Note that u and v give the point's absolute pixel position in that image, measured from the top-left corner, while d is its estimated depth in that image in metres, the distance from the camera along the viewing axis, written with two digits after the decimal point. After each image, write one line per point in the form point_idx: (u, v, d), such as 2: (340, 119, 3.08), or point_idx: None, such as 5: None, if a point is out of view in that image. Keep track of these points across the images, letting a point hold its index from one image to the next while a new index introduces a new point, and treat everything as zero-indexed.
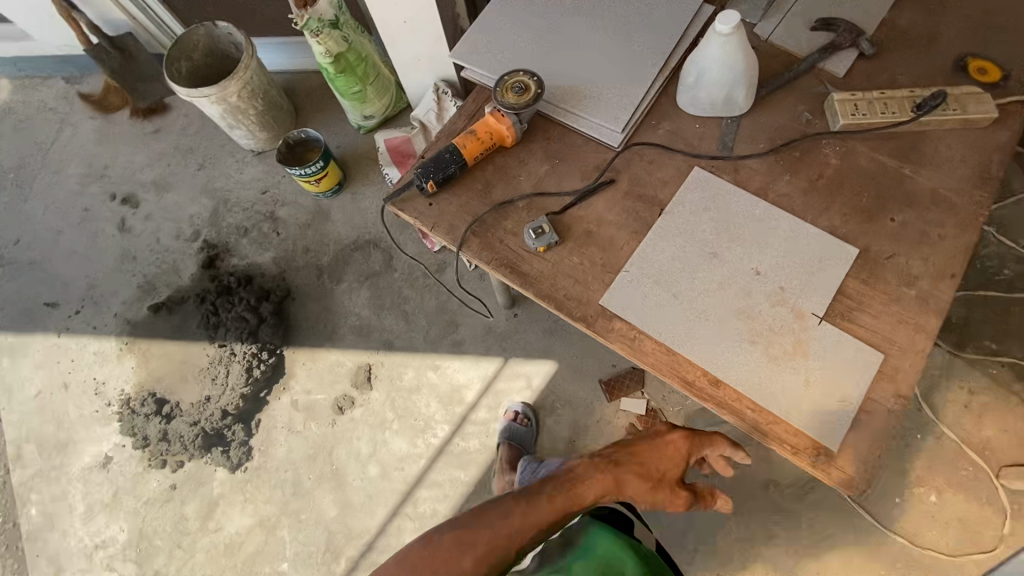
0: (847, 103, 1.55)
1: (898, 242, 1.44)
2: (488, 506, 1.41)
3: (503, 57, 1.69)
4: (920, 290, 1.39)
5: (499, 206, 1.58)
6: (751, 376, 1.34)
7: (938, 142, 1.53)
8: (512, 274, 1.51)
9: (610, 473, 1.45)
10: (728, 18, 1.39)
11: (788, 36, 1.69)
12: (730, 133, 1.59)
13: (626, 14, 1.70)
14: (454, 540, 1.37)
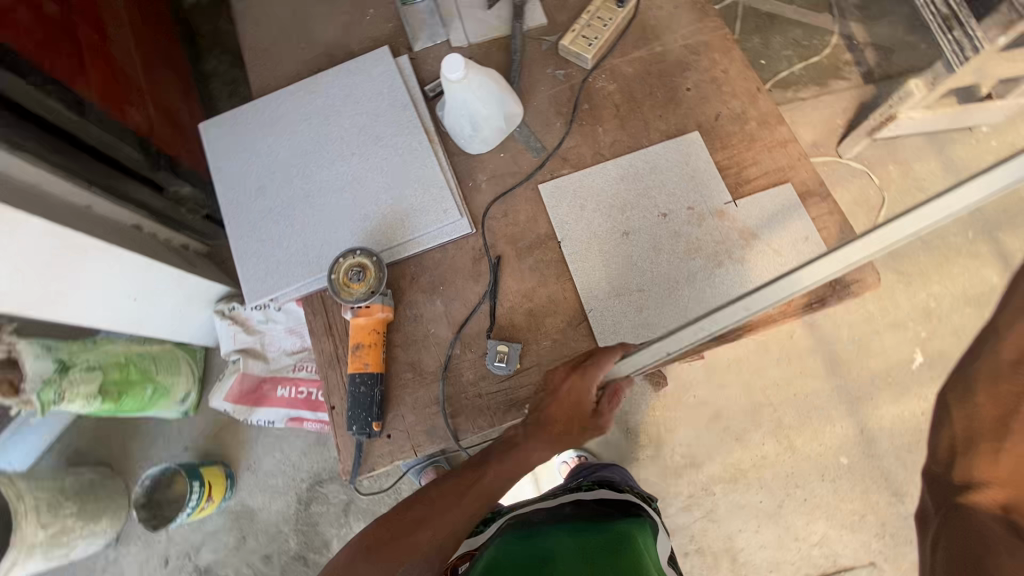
0: (576, 41, 1.61)
1: (709, 99, 1.57)
2: (471, 472, 1.31)
3: (300, 253, 1.52)
4: (755, 118, 1.54)
5: (444, 371, 1.43)
6: (744, 287, 1.42)
7: (652, 11, 1.67)
8: (519, 409, 1.39)
9: (542, 425, 1.30)
10: (452, 65, 1.33)
11: (480, 28, 1.69)
12: (531, 138, 1.58)
13: (360, 131, 1.61)
14: (432, 516, 1.27)
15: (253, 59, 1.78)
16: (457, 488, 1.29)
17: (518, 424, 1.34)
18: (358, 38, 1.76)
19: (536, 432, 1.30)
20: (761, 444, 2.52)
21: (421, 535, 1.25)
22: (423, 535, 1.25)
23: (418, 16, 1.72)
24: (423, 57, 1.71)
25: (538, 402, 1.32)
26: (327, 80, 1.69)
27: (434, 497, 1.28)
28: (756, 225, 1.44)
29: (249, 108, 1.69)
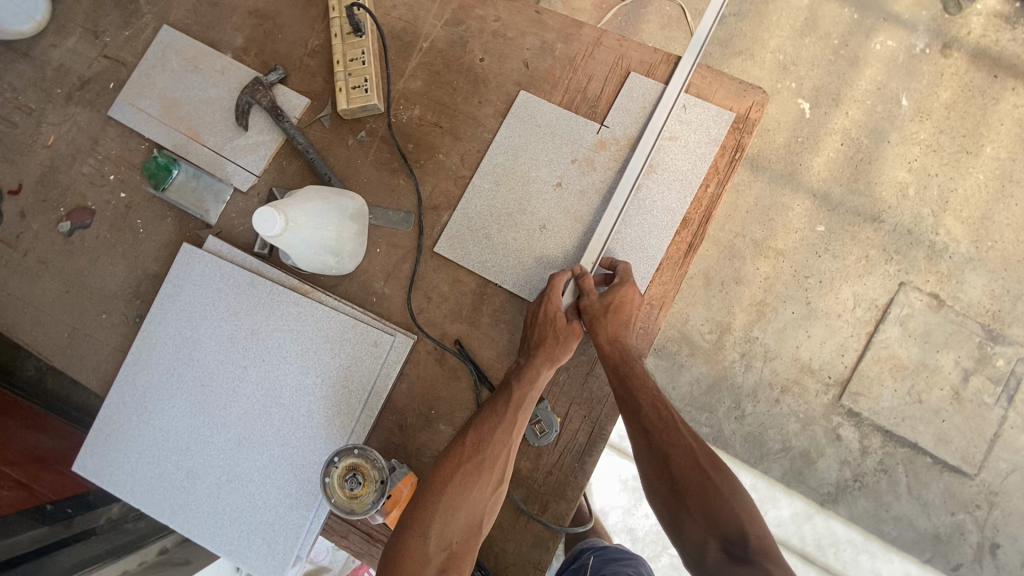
0: (353, 97, 1.45)
1: (506, 54, 1.47)
2: (505, 396, 1.25)
3: (281, 494, 1.31)
4: (553, 38, 1.46)
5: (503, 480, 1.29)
6: (670, 189, 1.37)
7: (390, 16, 1.52)
8: (593, 450, 1.28)
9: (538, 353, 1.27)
10: (267, 216, 1.12)
11: (254, 152, 1.50)
12: (389, 213, 1.43)
13: (232, 341, 1.38)
14: (490, 458, 1.22)
15: (67, 357, 1.48)
16: (500, 415, 1.23)
17: (523, 342, 1.31)
18: (150, 253, 1.50)
19: (547, 344, 1.28)
20: (758, 270, 2.52)
21: (482, 481, 1.21)
22: (491, 476, 1.21)
23: (186, 188, 1.50)
24: (227, 222, 1.48)
25: (540, 318, 1.29)
26: (160, 322, 1.43)
27: (482, 437, 1.22)
28: (635, 130, 1.39)
29: (107, 412, 1.41)
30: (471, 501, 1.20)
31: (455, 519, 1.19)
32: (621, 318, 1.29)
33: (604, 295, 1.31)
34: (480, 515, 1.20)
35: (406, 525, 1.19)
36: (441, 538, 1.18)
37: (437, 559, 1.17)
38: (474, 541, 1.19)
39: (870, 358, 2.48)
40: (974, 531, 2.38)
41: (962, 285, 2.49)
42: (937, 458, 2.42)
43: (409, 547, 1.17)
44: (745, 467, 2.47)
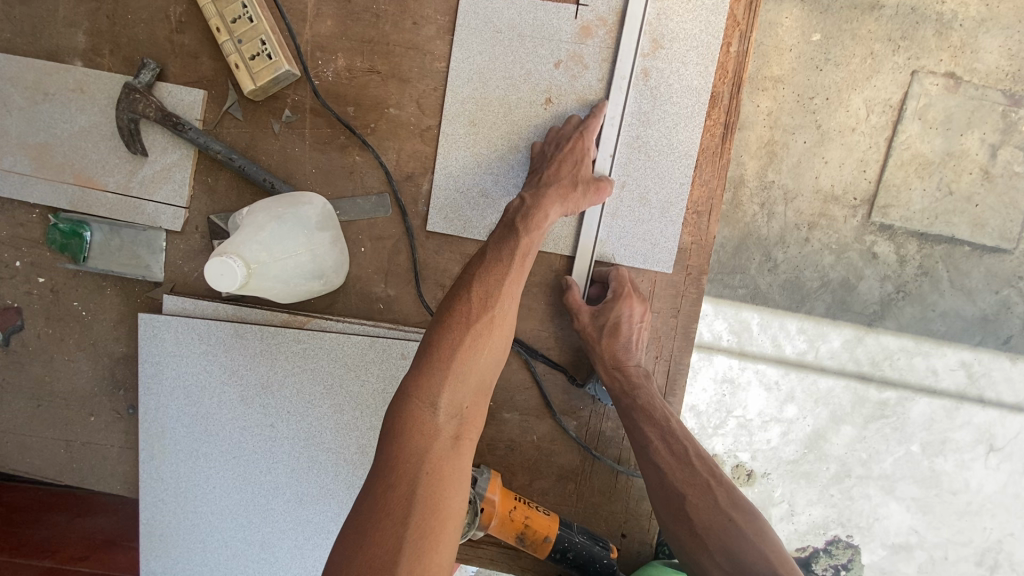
0: (258, 70, 1.23)
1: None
2: (513, 240, 1.13)
3: None
4: None
5: (592, 449, 1.39)
6: (685, 64, 1.27)
7: None
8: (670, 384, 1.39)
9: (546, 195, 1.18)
10: (221, 265, 1.03)
11: (169, 180, 1.31)
12: (355, 199, 1.32)
13: (247, 403, 1.30)
14: (501, 312, 1.07)
15: (76, 471, 1.41)
16: (508, 264, 1.11)
17: (534, 182, 1.22)
18: (108, 333, 1.36)
19: (564, 184, 1.21)
20: (758, 109, 1.89)
21: (494, 341, 1.06)
22: (502, 332, 1.08)
23: (111, 248, 1.33)
24: (177, 272, 1.33)
25: (563, 152, 1.23)
26: (156, 408, 1.31)
27: (489, 290, 1.07)
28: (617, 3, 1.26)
29: (147, 516, 1.33)
30: (481, 363, 1.04)
31: (465, 385, 1.02)
32: (614, 346, 1.29)
33: (600, 313, 1.30)
34: (489, 378, 1.07)
35: (409, 400, 0.99)
36: (453, 405, 1.00)
37: (449, 428, 1.00)
38: (482, 407, 1.05)
39: (895, 164, 1.87)
40: (1020, 302, 1.95)
41: (978, 54, 1.83)
42: (974, 245, 1.91)
43: (415, 421, 0.98)
44: (788, 314, 1.99)
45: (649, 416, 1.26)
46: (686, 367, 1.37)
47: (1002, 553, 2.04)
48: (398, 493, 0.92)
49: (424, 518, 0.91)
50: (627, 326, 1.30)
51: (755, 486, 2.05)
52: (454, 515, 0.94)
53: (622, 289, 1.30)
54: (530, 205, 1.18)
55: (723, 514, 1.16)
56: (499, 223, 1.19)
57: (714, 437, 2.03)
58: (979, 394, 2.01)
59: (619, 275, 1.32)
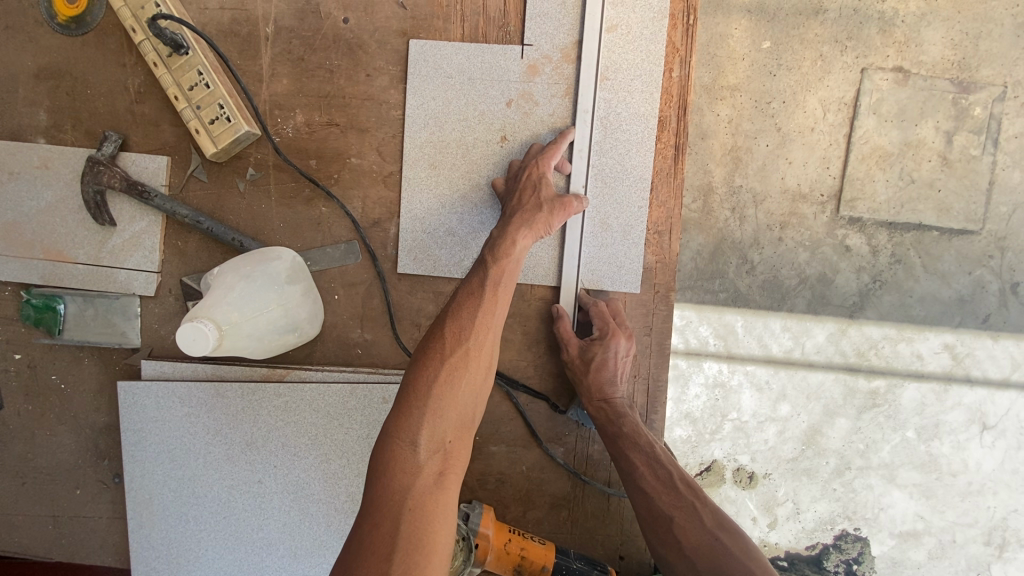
0: (218, 133, 1.26)
1: (371, 5, 1.33)
2: (481, 273, 1.15)
3: None
4: None
5: (581, 474, 1.40)
6: (632, 92, 1.32)
7: (224, 34, 1.34)
8: (650, 403, 1.42)
9: (514, 223, 1.20)
10: (193, 330, 1.05)
11: (139, 246, 1.33)
12: (324, 249, 1.34)
13: (232, 461, 1.30)
14: (476, 345, 1.08)
15: (65, 547, 1.40)
16: (479, 297, 1.12)
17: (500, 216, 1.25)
18: (88, 405, 1.37)
19: (529, 211, 1.23)
20: (718, 117, 1.93)
21: (471, 373, 1.06)
22: (480, 364, 1.08)
23: (85, 319, 1.34)
24: (153, 336, 1.35)
25: (526, 182, 1.25)
26: (141, 476, 1.31)
27: (463, 325, 1.09)
28: (561, 39, 1.31)
29: None
30: (460, 397, 1.04)
31: (444, 419, 1.02)
32: (599, 381, 1.30)
33: (585, 349, 1.32)
34: (472, 411, 1.06)
35: (389, 440, 1.00)
36: (433, 440, 1.00)
37: (432, 464, 0.99)
38: (466, 441, 1.05)
39: (856, 158, 1.92)
40: (993, 281, 1.99)
41: (922, 47, 1.89)
42: (942, 230, 1.96)
43: (396, 459, 0.98)
44: (770, 313, 2.01)
45: (633, 442, 1.28)
46: (665, 383, 1.40)
47: (1008, 530, 2.04)
48: (382, 532, 0.92)
49: (408, 555, 0.90)
50: (613, 363, 1.31)
51: (758, 488, 2.04)
52: (440, 550, 0.93)
53: (606, 326, 1.31)
54: (497, 239, 1.21)
55: (709, 532, 1.17)
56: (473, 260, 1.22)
57: (712, 441, 2.03)
58: (966, 373, 2.03)
59: (602, 311, 1.33)
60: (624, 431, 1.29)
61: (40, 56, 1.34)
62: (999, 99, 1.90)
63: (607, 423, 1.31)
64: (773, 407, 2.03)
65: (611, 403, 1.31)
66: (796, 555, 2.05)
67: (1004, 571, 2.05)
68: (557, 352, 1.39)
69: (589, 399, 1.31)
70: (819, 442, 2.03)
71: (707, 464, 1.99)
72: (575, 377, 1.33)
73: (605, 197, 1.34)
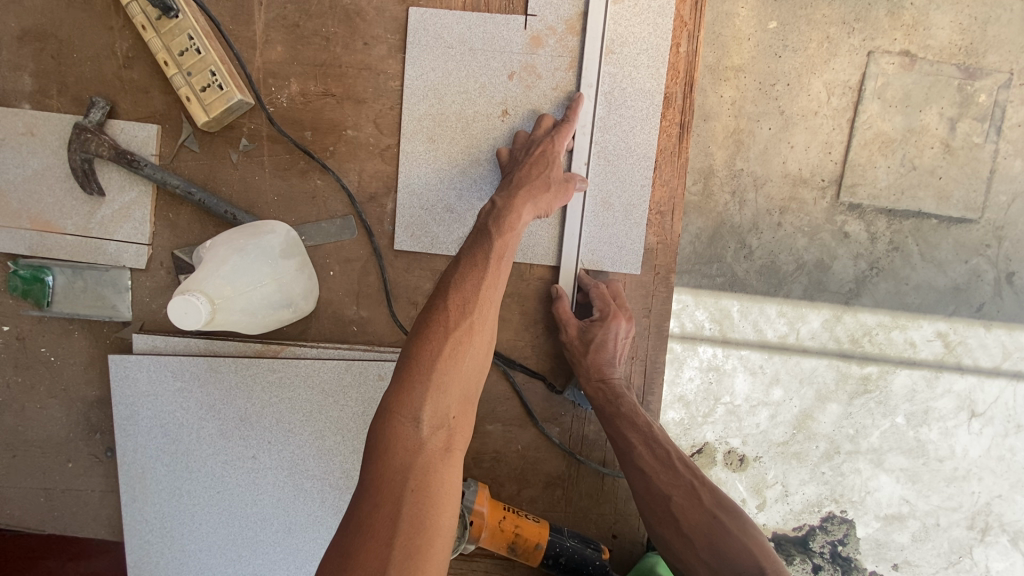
0: (210, 101, 1.22)
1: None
2: (486, 244, 1.12)
3: None
4: None
5: (576, 453, 1.40)
6: (637, 67, 1.28)
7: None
8: (646, 385, 1.42)
9: (518, 195, 1.17)
10: (184, 303, 1.03)
11: (129, 218, 1.30)
12: (320, 224, 1.32)
13: (227, 436, 1.29)
14: (479, 319, 1.07)
15: (59, 519, 1.39)
16: (483, 270, 1.10)
17: (504, 185, 1.21)
18: (79, 378, 1.35)
19: (536, 185, 1.19)
20: (722, 99, 1.89)
21: (474, 348, 1.05)
22: (483, 339, 1.07)
23: (74, 291, 1.31)
24: (145, 310, 1.33)
25: (533, 156, 1.22)
26: (134, 449, 1.30)
27: (466, 297, 1.06)
28: (566, 11, 1.27)
29: (135, 559, 1.31)
30: (463, 372, 1.03)
31: (447, 395, 1.01)
32: (598, 361, 1.30)
33: (585, 329, 1.31)
34: (474, 386, 1.05)
35: (390, 415, 0.98)
36: (435, 416, 0.99)
37: (435, 440, 0.98)
38: (468, 416, 1.04)
39: (859, 143, 1.90)
40: (989, 270, 2.00)
41: (931, 31, 1.85)
42: (941, 217, 1.95)
43: (398, 437, 0.97)
44: (767, 299, 2.01)
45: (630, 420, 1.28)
46: (662, 365, 1.39)
47: (991, 515, 2.08)
48: (383, 512, 0.92)
49: (410, 537, 0.90)
50: (612, 343, 1.30)
51: (748, 471, 2.07)
52: (442, 531, 0.94)
53: (607, 306, 1.30)
54: (502, 208, 1.17)
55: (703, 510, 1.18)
56: (472, 230, 1.18)
57: (704, 425, 2.05)
58: (957, 361, 2.05)
59: (603, 292, 1.32)
60: (622, 411, 1.29)
61: (23, 17, 1.29)
62: (1005, 86, 1.88)
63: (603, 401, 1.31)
64: (766, 392, 2.04)
65: (610, 384, 1.31)
66: (783, 536, 2.09)
67: (984, 555, 2.09)
68: (556, 333, 1.38)
69: (589, 379, 1.31)
70: (810, 427, 2.05)
71: (699, 447, 2.01)
72: (574, 357, 1.32)
73: (607, 175, 1.31)
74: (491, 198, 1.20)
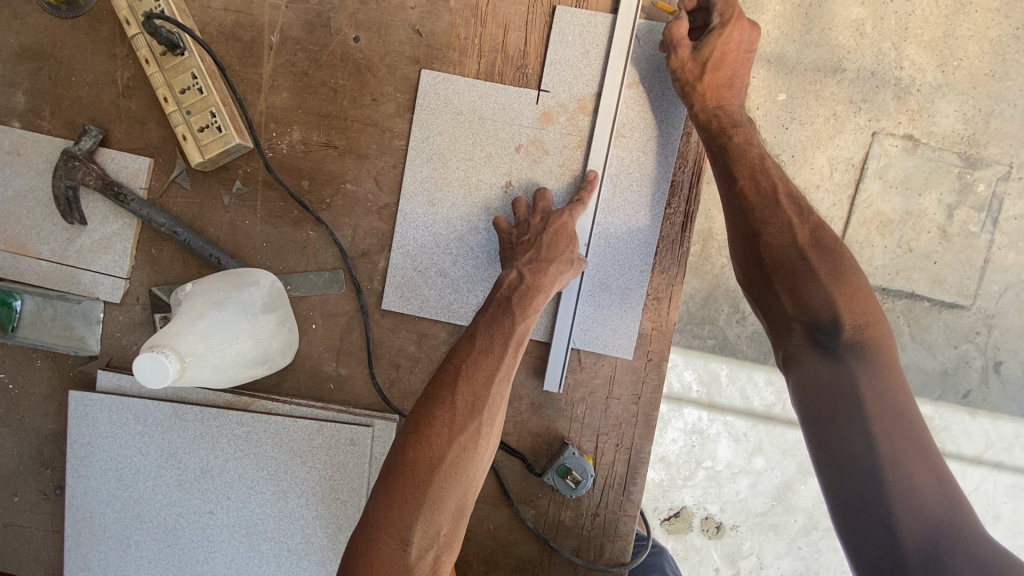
0: (207, 143, 1.21)
1: (385, 26, 1.27)
2: (505, 329, 1.08)
3: None
4: (424, 20, 1.27)
5: (550, 539, 1.34)
6: (647, 152, 1.27)
7: (227, 41, 1.27)
8: (631, 477, 1.33)
9: (543, 275, 1.13)
10: (151, 361, 0.97)
11: (110, 249, 1.26)
12: (308, 278, 1.28)
13: (183, 488, 1.24)
14: (489, 419, 1.04)
15: None
16: (498, 362, 1.06)
17: (531, 251, 1.15)
18: (36, 408, 1.29)
19: (562, 261, 1.16)
20: None
21: (479, 452, 1.02)
22: (488, 440, 1.04)
23: (43, 318, 1.24)
24: (114, 345, 1.27)
25: (555, 226, 1.18)
26: (84, 492, 1.25)
27: (477, 393, 1.03)
28: (581, 90, 1.26)
29: None
30: (464, 481, 1.01)
31: (442, 510, 0.98)
32: (749, 149, 1.21)
33: (702, 48, 1.21)
34: (470, 497, 1.02)
35: (377, 534, 0.96)
36: (425, 538, 0.97)
37: (422, 565, 0.96)
38: (461, 528, 1.02)
39: (857, 221, 1.91)
40: (978, 357, 1.98)
41: (934, 118, 1.88)
42: (934, 301, 1.95)
43: (382, 561, 0.94)
44: (756, 366, 1.98)
45: (828, 253, 1.14)
46: (648, 455, 1.32)
47: None
48: None
49: None
50: (742, 54, 1.23)
51: (724, 540, 2.02)
52: None
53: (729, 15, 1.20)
54: (528, 284, 1.13)
55: (896, 419, 1.01)
56: (490, 300, 1.13)
57: (683, 488, 2.01)
58: (940, 447, 2.03)
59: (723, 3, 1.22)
60: (748, 140, 1.22)
61: (26, 36, 1.26)
62: (1005, 178, 1.89)
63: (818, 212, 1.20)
64: (747, 465, 2.00)
65: (761, 184, 1.20)
66: None
67: None
68: (541, 410, 1.33)
69: (750, 197, 1.18)
70: (789, 502, 2.01)
71: (676, 511, 1.99)
72: (687, 84, 1.21)
73: (606, 256, 1.29)
74: (514, 267, 1.15)
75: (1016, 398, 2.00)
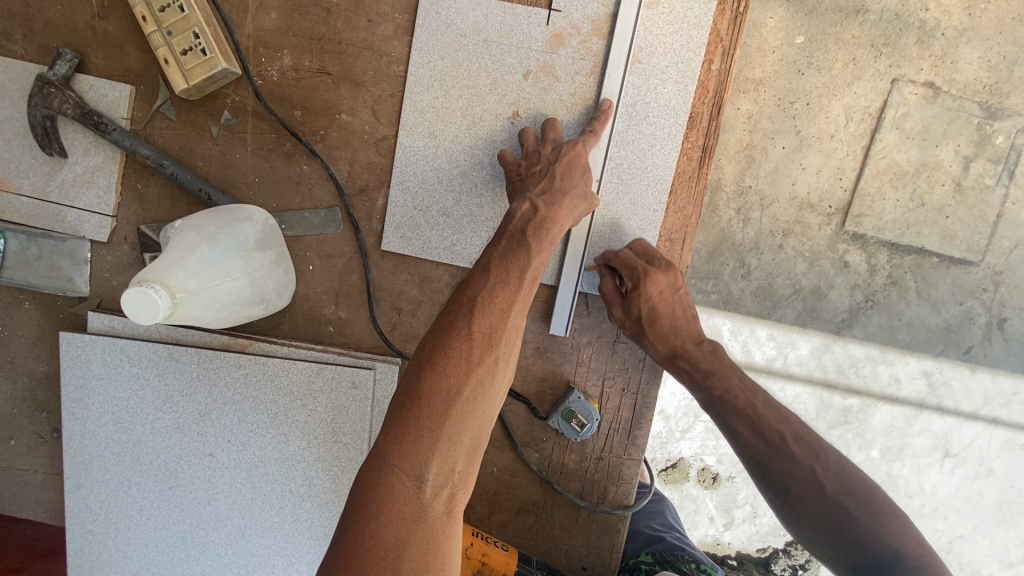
0: (191, 67, 1.13)
1: None
2: (522, 260, 1.01)
3: (303, 563, 1.25)
4: None
5: (553, 482, 1.35)
6: (664, 81, 1.19)
7: None
8: (636, 422, 1.32)
9: (558, 208, 1.07)
10: (140, 296, 0.93)
11: (94, 184, 1.20)
12: (304, 216, 1.23)
13: (183, 430, 1.23)
14: (504, 353, 0.97)
15: None
16: (514, 294, 0.99)
17: (545, 184, 1.09)
18: (28, 351, 1.26)
19: (575, 194, 1.11)
20: (739, 112, 1.82)
21: (495, 388, 0.96)
22: (504, 375, 0.98)
23: (28, 257, 1.21)
24: (104, 285, 1.23)
25: (568, 156, 1.12)
26: (82, 435, 1.23)
27: (494, 326, 0.96)
28: (594, 11, 1.18)
29: (76, 546, 1.26)
30: (479, 417, 0.94)
31: (457, 447, 0.92)
32: (735, 396, 1.18)
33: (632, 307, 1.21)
34: (484, 434, 0.97)
35: (391, 471, 0.88)
36: (440, 476, 0.90)
37: (438, 503, 0.90)
38: (474, 466, 0.97)
39: (870, 172, 1.83)
40: (982, 314, 1.96)
41: (957, 65, 1.78)
42: (942, 257, 1.91)
43: (397, 499, 0.88)
44: (759, 320, 1.96)
45: (863, 498, 1.10)
46: (654, 401, 1.31)
47: (951, 553, 2.13)
48: None
49: None
50: (671, 295, 1.20)
51: (720, 489, 2.05)
52: None
53: (638, 272, 1.17)
54: (543, 216, 1.06)
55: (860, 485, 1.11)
56: (504, 231, 1.05)
57: (681, 440, 2.02)
58: (938, 403, 2.03)
59: (628, 257, 1.19)
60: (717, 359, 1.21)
61: None
62: None
63: (830, 446, 1.17)
64: None
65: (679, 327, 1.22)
66: (746, 555, 2.10)
67: None
68: (545, 355, 1.31)
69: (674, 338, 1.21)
70: None
71: (673, 462, 2.00)
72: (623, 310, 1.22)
73: (618, 194, 1.24)
74: (528, 198, 1.08)
75: (1017, 354, 1.99)
